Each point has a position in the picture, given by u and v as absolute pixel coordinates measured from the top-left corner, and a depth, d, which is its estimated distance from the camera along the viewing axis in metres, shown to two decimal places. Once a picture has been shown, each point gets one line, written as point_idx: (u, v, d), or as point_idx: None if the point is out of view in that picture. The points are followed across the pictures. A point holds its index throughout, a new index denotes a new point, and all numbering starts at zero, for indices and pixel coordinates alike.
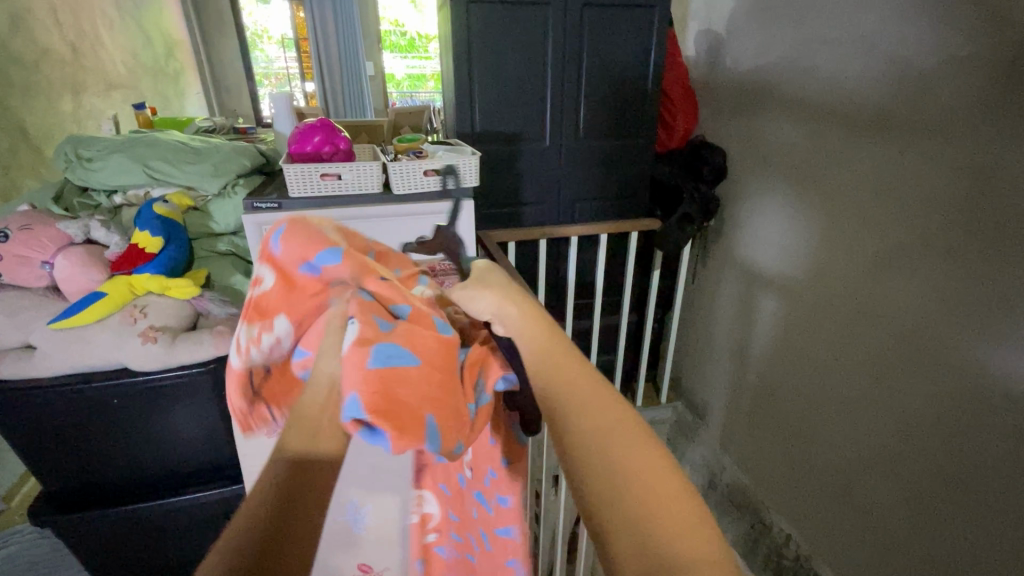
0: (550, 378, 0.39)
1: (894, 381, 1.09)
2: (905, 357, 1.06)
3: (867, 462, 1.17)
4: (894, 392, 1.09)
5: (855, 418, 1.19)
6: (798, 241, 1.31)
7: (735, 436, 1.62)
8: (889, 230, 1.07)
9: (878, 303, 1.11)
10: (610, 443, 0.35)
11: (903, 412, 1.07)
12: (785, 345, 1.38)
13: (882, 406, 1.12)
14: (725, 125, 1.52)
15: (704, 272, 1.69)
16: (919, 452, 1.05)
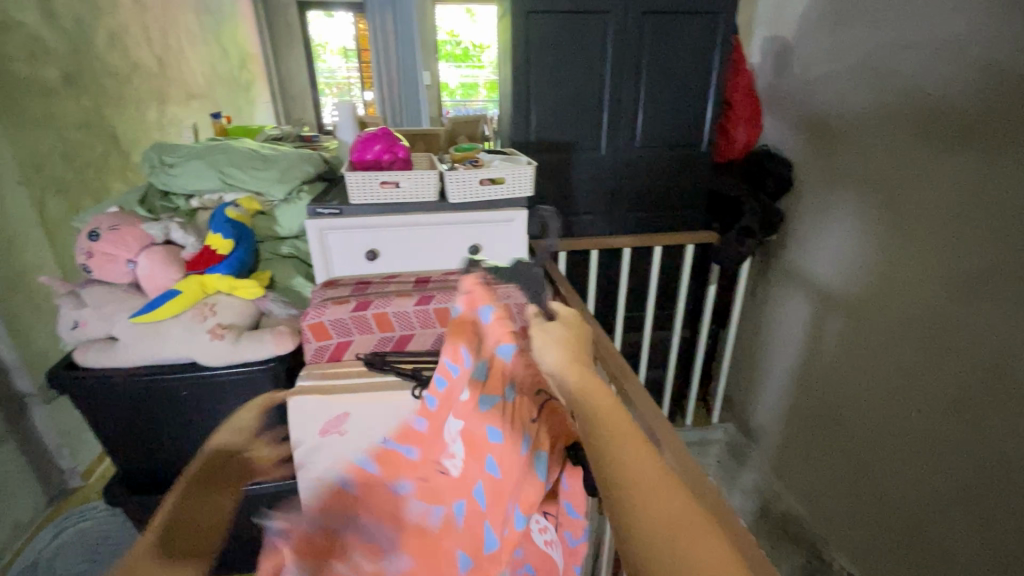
0: (603, 430, 0.45)
1: (976, 416, 1.00)
2: (991, 390, 0.97)
3: (946, 502, 1.06)
4: (982, 429, 0.99)
5: (931, 452, 1.09)
6: (868, 259, 1.23)
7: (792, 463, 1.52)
8: (979, 250, 0.98)
9: (959, 329, 1.02)
10: (654, 499, 0.40)
11: (985, 451, 0.98)
12: (852, 371, 1.29)
13: (960, 442, 1.03)
14: (791, 135, 1.45)
15: (763, 289, 1.62)
16: (1004, 496, 0.95)
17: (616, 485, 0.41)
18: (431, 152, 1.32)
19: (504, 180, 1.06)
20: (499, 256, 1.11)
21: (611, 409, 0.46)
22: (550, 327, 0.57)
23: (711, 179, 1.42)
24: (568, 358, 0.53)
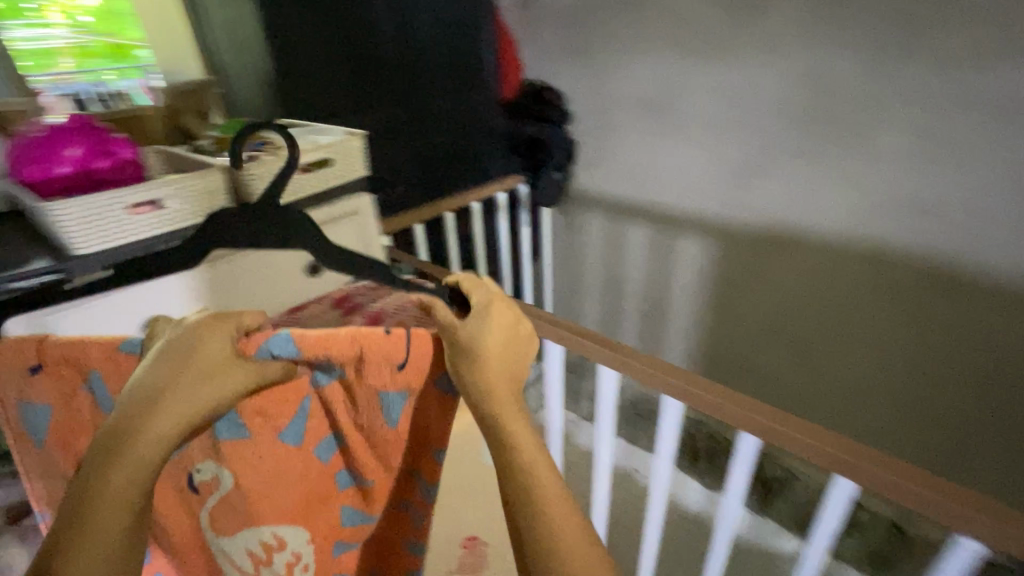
0: (504, 406, 0.47)
1: (780, 268, 1.21)
2: (785, 246, 1.19)
3: (813, 359, 1.24)
4: (873, 292, 1.10)
5: (809, 322, 1.22)
6: (657, 174, 1.34)
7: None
8: (835, 136, 1.04)
9: (753, 209, 1.20)
10: (549, 501, 0.43)
11: (804, 295, 1.20)
12: (704, 273, 1.35)
13: (782, 296, 1.23)
14: (554, 74, 1.44)
15: (558, 224, 1.62)
16: (818, 322, 1.20)
17: (510, 482, 0.44)
18: (174, 143, 0.93)
19: (330, 161, 0.77)
20: (351, 268, 0.83)
21: (506, 369, 0.50)
22: (190, 338, 0.47)
23: (507, 127, 1.37)
24: (480, 308, 0.51)
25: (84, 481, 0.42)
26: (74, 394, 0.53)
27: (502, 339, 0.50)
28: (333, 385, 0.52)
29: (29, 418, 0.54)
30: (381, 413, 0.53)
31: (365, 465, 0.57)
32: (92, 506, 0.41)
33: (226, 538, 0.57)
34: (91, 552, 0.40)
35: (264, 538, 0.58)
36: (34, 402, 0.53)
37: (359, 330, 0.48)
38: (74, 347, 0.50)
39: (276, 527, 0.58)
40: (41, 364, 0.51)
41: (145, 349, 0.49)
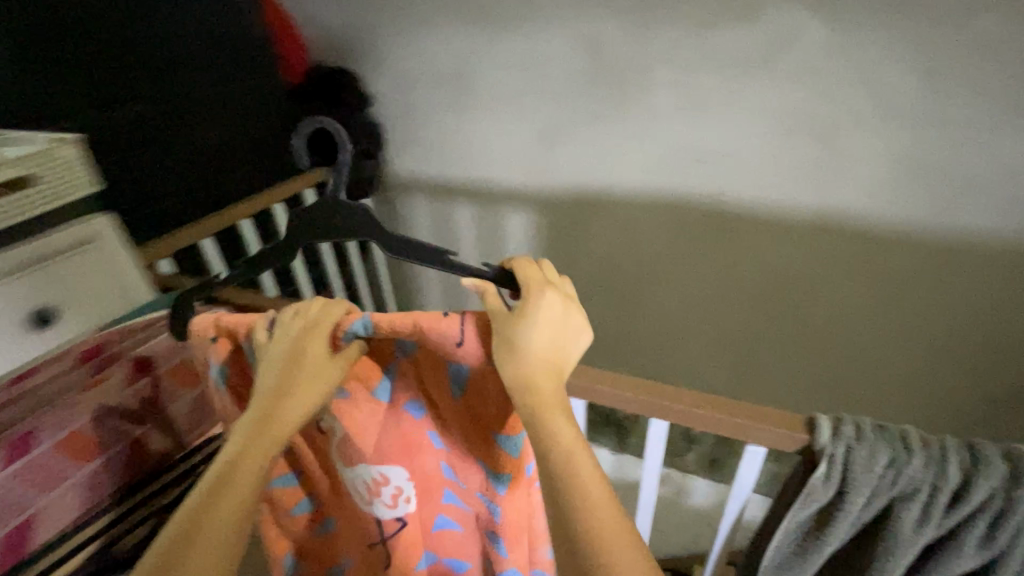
0: (546, 407, 0.47)
1: (599, 226, 1.29)
2: (599, 206, 1.26)
3: (640, 301, 1.37)
4: (674, 236, 1.23)
5: (628, 269, 1.33)
6: (471, 151, 1.32)
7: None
8: (620, 100, 1.09)
9: (564, 175, 1.24)
10: (600, 504, 0.43)
11: (624, 245, 1.30)
12: (534, 243, 1.40)
13: (605, 250, 1.32)
14: (345, 53, 1.32)
15: (385, 213, 1.54)
16: (638, 269, 1.32)
17: (559, 486, 0.44)
18: None
19: (32, 181, 0.74)
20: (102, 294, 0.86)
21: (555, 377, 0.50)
22: (292, 324, 0.58)
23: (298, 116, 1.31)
24: (517, 312, 0.50)
25: (224, 456, 0.51)
26: (237, 357, 0.65)
27: (545, 343, 0.50)
28: (414, 351, 0.57)
29: (216, 380, 0.66)
30: (449, 382, 0.57)
31: (456, 429, 0.60)
32: (213, 492, 0.48)
33: (349, 476, 0.65)
34: (204, 535, 0.45)
35: (373, 488, 0.65)
36: (210, 366, 0.65)
37: (414, 314, 0.52)
38: (235, 317, 0.63)
39: (382, 475, 0.63)
40: (219, 334, 0.63)
41: (264, 339, 0.59)
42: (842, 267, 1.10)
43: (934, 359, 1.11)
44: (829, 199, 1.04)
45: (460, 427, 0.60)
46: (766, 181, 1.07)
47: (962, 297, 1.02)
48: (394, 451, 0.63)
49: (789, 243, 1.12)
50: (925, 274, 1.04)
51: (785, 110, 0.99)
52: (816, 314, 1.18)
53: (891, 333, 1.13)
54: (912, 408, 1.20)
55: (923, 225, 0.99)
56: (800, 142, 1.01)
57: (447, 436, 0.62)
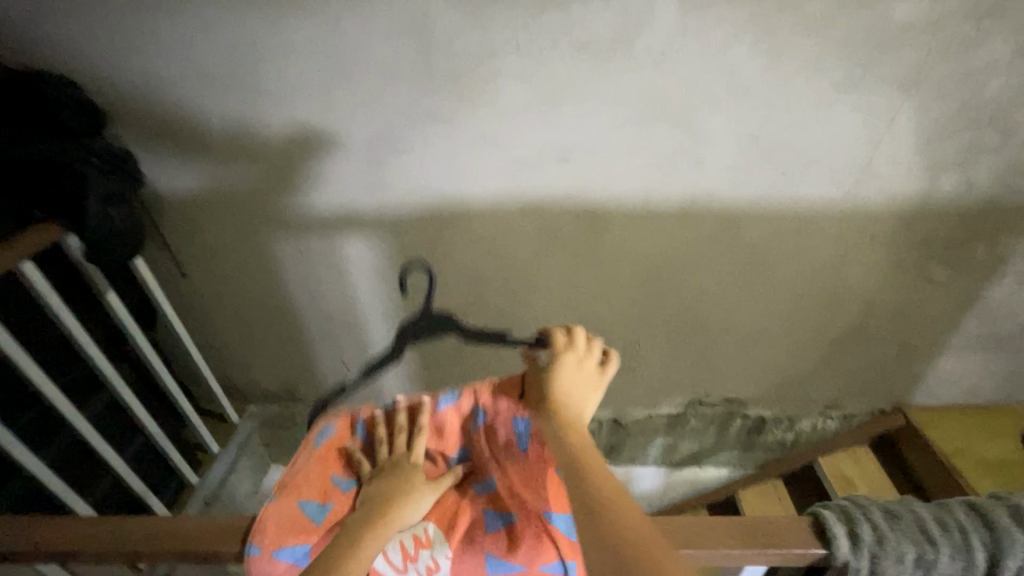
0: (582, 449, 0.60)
1: (461, 244, 1.09)
2: (459, 220, 1.05)
3: (520, 321, 1.21)
4: (540, 247, 1.08)
5: (503, 288, 1.16)
6: (278, 172, 1.00)
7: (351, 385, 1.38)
8: (460, 94, 0.90)
9: (409, 188, 1.01)
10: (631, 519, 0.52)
11: (493, 262, 1.11)
12: (381, 274, 1.15)
13: (473, 268, 1.12)
14: (39, 51, 0.87)
15: (173, 263, 1.14)
16: (513, 285, 1.15)
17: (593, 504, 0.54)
18: None
19: None
20: None
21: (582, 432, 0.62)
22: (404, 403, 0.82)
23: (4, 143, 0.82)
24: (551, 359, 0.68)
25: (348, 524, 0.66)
26: (343, 432, 0.80)
27: (581, 389, 0.66)
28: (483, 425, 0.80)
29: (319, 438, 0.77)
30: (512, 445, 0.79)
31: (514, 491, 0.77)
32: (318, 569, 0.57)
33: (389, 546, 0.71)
34: None
35: (410, 553, 0.71)
36: (320, 430, 0.78)
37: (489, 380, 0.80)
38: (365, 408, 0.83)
39: (428, 537, 0.73)
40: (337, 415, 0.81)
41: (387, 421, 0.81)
42: (705, 251, 1.08)
43: (783, 320, 1.19)
44: (690, 187, 0.99)
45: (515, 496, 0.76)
46: (630, 176, 0.97)
47: (803, 262, 1.09)
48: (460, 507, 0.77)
49: (657, 237, 1.06)
50: (774, 247, 1.07)
51: (640, 96, 0.89)
52: (686, 300, 1.17)
53: (750, 304, 1.17)
54: (768, 364, 1.29)
55: (771, 202, 1.01)
56: (659, 130, 0.92)
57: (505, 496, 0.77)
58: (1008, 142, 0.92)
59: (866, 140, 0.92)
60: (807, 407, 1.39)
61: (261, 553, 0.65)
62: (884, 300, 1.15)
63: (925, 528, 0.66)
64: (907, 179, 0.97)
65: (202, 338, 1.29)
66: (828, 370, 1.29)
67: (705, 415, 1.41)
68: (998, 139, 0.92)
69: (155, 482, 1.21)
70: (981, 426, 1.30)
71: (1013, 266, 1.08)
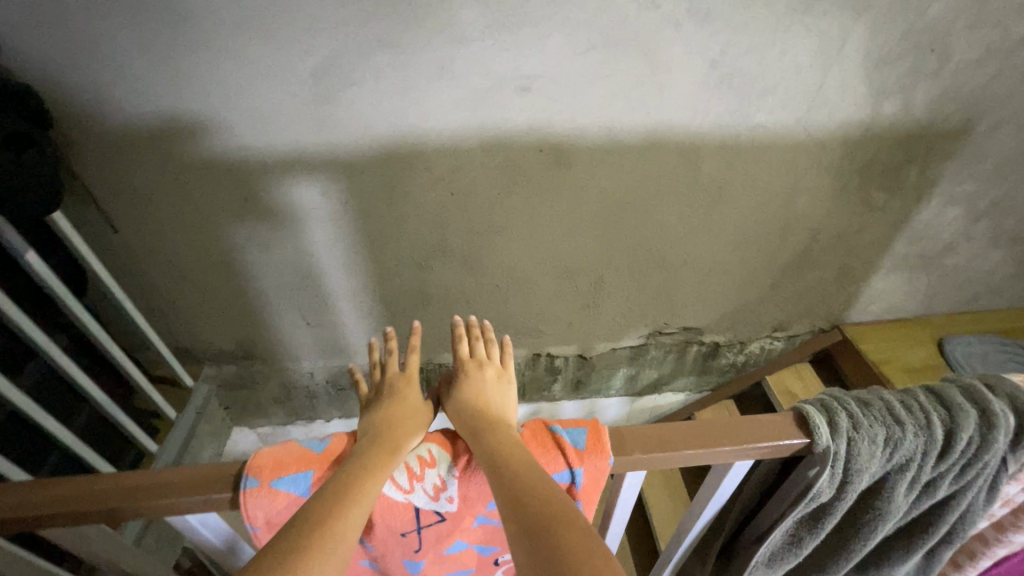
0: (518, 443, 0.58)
1: (421, 186, 1.04)
2: (418, 161, 1.00)
3: (486, 264, 1.20)
4: (503, 187, 1.06)
5: (467, 232, 1.13)
6: (212, 111, 0.90)
7: (312, 340, 1.34)
8: (410, 19, 0.82)
9: (362, 128, 0.94)
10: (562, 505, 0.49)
11: (455, 204, 1.08)
12: (336, 221, 1.09)
13: (435, 211, 1.08)
14: None
15: (100, 220, 1.04)
16: (477, 227, 1.13)
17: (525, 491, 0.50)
18: None
19: None
20: None
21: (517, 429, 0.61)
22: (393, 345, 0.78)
23: None
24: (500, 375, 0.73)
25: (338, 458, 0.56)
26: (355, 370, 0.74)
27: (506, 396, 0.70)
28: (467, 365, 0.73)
29: None
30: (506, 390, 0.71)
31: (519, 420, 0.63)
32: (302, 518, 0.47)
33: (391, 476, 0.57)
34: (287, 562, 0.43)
35: (414, 472, 0.58)
36: None
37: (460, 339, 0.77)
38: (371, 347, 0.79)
39: (433, 455, 0.59)
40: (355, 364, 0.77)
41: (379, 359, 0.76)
42: (666, 185, 1.09)
43: (736, 251, 1.25)
44: (652, 120, 0.98)
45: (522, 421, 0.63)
46: (593, 108, 0.95)
47: (757, 193, 1.13)
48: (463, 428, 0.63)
49: (619, 172, 1.06)
50: (730, 178, 1.10)
51: (602, 22, 0.85)
52: (647, 235, 1.19)
53: (706, 236, 1.21)
54: (722, 293, 1.36)
55: (729, 132, 1.02)
56: (621, 59, 0.89)
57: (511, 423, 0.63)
58: (945, 66, 0.96)
59: (819, 66, 0.94)
60: (756, 332, 1.48)
61: (258, 485, 0.54)
62: (827, 226, 1.22)
63: (882, 408, 0.61)
64: (854, 105, 1.00)
65: (142, 302, 1.20)
66: (776, 295, 1.38)
67: (664, 345, 1.48)
68: (937, 63, 0.96)
69: (111, 454, 1.15)
70: (904, 337, 1.44)
71: (941, 188, 1.17)
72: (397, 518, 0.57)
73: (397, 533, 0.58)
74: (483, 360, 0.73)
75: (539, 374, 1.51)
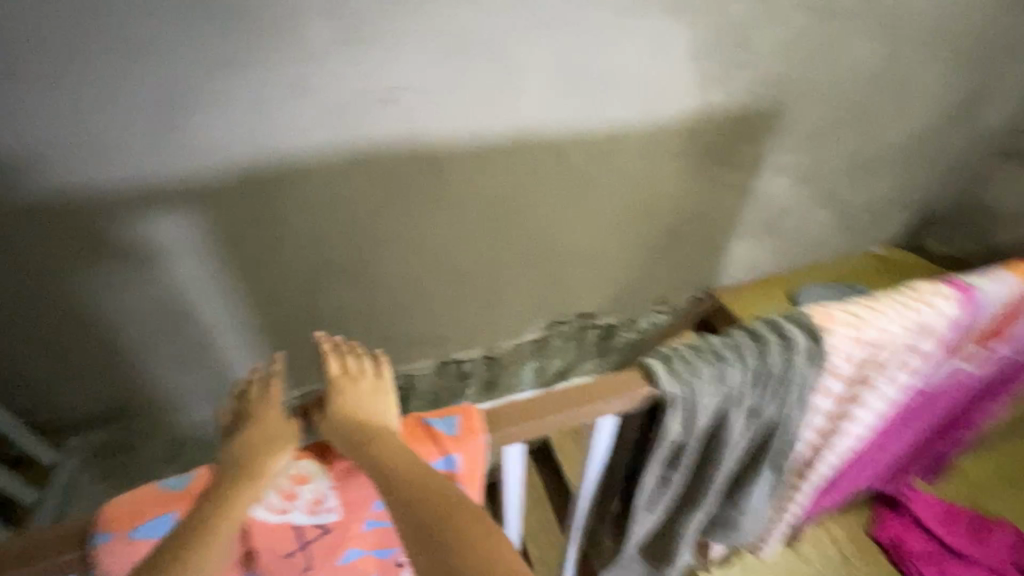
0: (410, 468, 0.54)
1: (292, 207, 1.01)
2: (284, 182, 0.97)
3: (374, 278, 1.19)
4: (378, 198, 1.05)
5: (351, 247, 1.11)
6: (29, 148, 0.81)
7: (197, 383, 1.24)
8: (253, 38, 0.80)
9: (216, 153, 0.90)
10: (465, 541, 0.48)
11: (332, 221, 1.06)
12: (201, 253, 1.02)
13: (311, 231, 1.06)
14: None
15: None
16: (359, 242, 1.11)
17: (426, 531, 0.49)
18: None
19: None
20: None
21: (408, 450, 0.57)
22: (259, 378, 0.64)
23: None
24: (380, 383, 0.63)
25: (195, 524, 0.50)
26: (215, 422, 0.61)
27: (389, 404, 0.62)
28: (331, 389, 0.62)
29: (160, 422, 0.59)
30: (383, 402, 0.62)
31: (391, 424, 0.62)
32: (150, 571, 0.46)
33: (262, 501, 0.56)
34: None
35: (287, 490, 0.58)
36: None
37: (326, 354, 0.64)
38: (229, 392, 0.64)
39: (306, 472, 0.59)
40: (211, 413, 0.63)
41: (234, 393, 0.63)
42: (538, 181, 1.16)
43: (612, 235, 1.35)
44: (514, 121, 1.03)
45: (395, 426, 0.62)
46: (454, 113, 0.98)
47: (620, 180, 1.24)
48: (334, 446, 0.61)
49: (491, 174, 1.10)
50: (594, 169, 1.19)
51: (448, 31, 0.88)
52: (531, 230, 1.25)
53: (584, 225, 1.30)
54: (608, 277, 1.46)
55: (587, 125, 1.10)
56: (477, 64, 0.93)
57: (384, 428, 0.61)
58: (754, 56, 1.13)
59: (654, 61, 1.05)
60: (643, 308, 1.61)
61: (114, 537, 0.51)
62: (685, 204, 1.36)
63: (716, 368, 0.61)
64: (687, 95, 1.13)
65: None
66: (655, 271, 1.51)
67: (564, 333, 1.56)
68: (745, 53, 1.11)
69: None
70: (764, 294, 1.64)
71: (768, 161, 1.35)
72: (277, 538, 0.58)
73: (281, 554, 0.58)
74: (360, 362, 0.64)
75: (450, 380, 1.52)
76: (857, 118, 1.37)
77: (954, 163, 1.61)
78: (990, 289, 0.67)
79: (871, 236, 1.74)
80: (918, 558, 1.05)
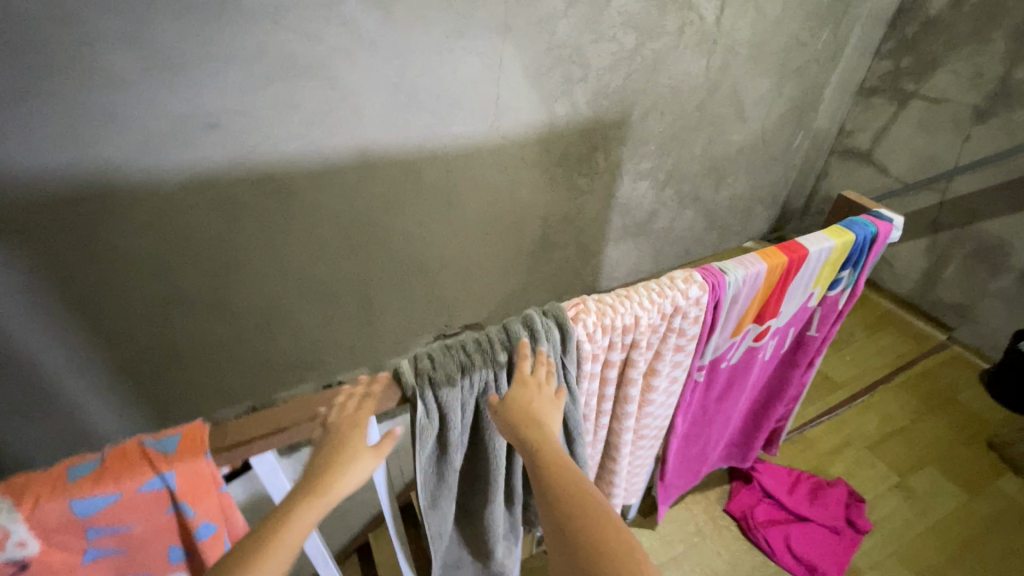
0: (570, 496, 0.47)
1: (124, 237, 0.96)
2: (109, 211, 0.92)
3: (232, 303, 1.16)
4: (221, 222, 1.03)
5: (201, 274, 1.08)
6: None
7: (37, 433, 1.11)
8: (43, 59, 0.74)
9: (20, 185, 0.82)
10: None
11: (175, 248, 1.02)
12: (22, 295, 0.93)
13: (151, 260, 1.01)
14: None
15: None
16: (209, 269, 1.08)
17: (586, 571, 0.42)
18: None
19: None
20: None
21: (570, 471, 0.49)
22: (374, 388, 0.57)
23: None
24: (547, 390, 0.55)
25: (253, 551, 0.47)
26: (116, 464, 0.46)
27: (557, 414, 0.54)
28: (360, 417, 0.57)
29: None
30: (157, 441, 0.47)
31: (129, 473, 0.46)
32: None
33: None
34: None
35: None
36: None
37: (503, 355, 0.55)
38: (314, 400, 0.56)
39: None
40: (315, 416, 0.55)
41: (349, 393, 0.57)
42: (395, 197, 1.18)
43: (484, 245, 1.39)
44: (355, 140, 1.05)
45: (134, 475, 0.46)
46: (289, 135, 0.98)
47: (481, 193, 1.28)
48: (54, 490, 0.44)
49: (343, 193, 1.11)
50: (452, 183, 1.23)
51: (271, 56, 0.88)
52: (397, 245, 1.27)
53: (453, 237, 1.33)
54: (489, 286, 1.50)
55: (436, 141, 1.14)
56: (307, 87, 0.94)
57: (117, 477, 0.46)
58: (589, 72, 1.21)
59: (489, 80, 1.11)
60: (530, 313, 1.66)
61: None
62: (552, 211, 1.43)
63: (465, 370, 0.54)
64: (532, 110, 1.20)
65: None
66: (535, 278, 1.56)
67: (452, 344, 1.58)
68: (581, 71, 1.19)
69: None
70: None
71: (625, 166, 1.45)
72: None
73: None
74: (537, 367, 0.55)
75: None
76: (704, 125, 1.49)
77: (797, 161, 1.79)
78: (738, 269, 0.67)
79: (736, 230, 1.88)
80: (763, 525, 1.21)
